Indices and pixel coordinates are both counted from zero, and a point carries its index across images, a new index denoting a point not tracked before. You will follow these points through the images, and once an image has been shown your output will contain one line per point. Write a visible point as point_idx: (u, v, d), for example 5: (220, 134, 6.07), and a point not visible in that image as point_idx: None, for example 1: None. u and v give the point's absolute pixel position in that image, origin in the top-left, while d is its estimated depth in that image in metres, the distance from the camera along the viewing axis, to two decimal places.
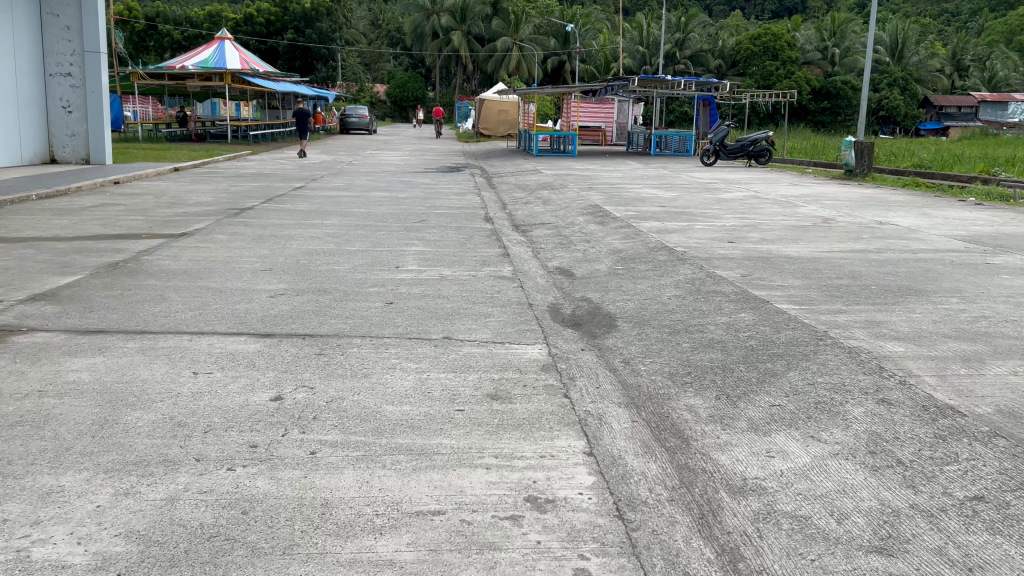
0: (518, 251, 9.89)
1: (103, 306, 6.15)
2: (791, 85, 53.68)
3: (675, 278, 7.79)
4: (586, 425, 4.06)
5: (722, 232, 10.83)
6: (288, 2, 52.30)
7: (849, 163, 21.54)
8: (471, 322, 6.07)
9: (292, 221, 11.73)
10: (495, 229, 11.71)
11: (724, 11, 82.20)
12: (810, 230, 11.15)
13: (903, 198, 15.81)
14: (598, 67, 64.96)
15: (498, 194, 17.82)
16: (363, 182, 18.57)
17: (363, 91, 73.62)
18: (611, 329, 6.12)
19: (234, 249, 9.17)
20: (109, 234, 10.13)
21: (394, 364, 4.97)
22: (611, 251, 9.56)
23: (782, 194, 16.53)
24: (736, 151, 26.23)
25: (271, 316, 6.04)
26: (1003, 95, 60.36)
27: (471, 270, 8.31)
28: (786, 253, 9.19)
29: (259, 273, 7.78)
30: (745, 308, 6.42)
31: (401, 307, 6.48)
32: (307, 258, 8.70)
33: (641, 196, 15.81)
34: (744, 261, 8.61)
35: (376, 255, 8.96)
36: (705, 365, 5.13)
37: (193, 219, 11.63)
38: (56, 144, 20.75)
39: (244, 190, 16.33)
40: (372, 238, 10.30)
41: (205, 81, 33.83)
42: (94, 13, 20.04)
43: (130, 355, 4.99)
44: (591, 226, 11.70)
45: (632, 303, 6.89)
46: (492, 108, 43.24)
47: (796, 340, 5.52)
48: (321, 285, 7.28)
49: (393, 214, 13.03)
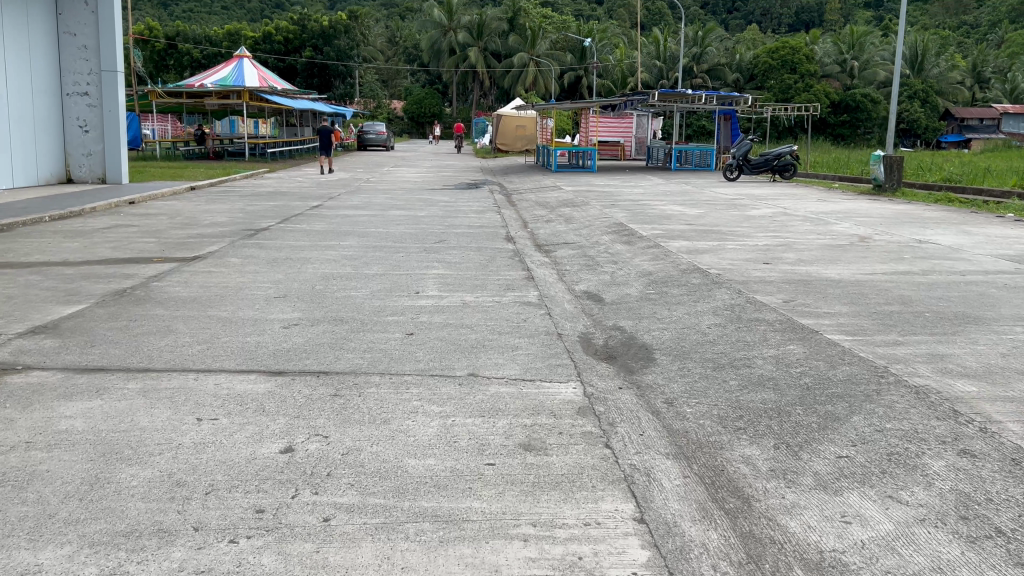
0: (542, 272, 9.45)
1: (106, 340, 5.77)
2: (810, 98, 53.05)
3: (714, 303, 7.33)
4: (633, 483, 3.61)
5: (756, 252, 10.35)
6: (306, 20, 52.43)
7: (878, 178, 20.98)
8: (497, 355, 5.64)
9: (308, 242, 11.36)
10: (517, 250, 11.29)
11: (741, 24, 81.67)
12: (847, 250, 10.65)
13: (938, 215, 15.27)
14: (615, 82, 64.67)
15: (518, 211, 17.42)
16: (381, 201, 18.24)
17: (381, 108, 73.71)
18: (650, 362, 5.68)
19: (247, 273, 8.81)
20: (120, 257, 9.80)
21: (416, 407, 4.54)
22: (640, 274, 9.10)
23: (811, 210, 16.03)
24: (760, 165, 25.72)
25: (283, 350, 5.63)
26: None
27: (495, 295, 7.89)
28: (828, 276, 8.71)
29: (272, 300, 7.39)
30: (793, 340, 5.97)
31: (423, 339, 6.05)
32: (322, 283, 8.31)
33: (666, 213, 15.34)
34: (783, 285, 8.15)
35: (395, 280, 8.57)
36: (759, 407, 4.68)
37: (207, 241, 11.30)
38: (72, 164, 20.56)
39: (260, 209, 16.04)
40: (390, 260, 9.91)
41: (223, 99, 33.77)
42: (112, 31, 19.94)
43: (129, 398, 4.57)
44: (617, 246, 11.26)
45: (670, 333, 6.43)
46: (509, 124, 42.93)
47: (854, 378, 5.06)
48: (337, 314, 6.87)
49: (413, 234, 12.65)
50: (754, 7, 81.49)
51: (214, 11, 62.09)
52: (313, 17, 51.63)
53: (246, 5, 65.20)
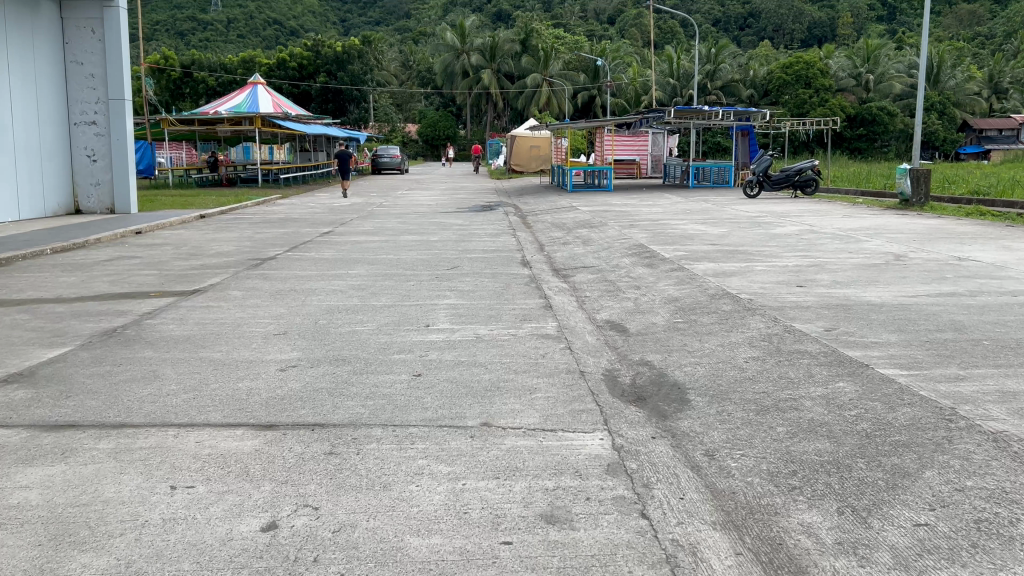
0: (560, 300, 8.90)
1: (84, 390, 5.26)
2: (827, 112, 52.37)
3: (750, 333, 6.77)
4: (676, 566, 3.04)
5: (787, 274, 9.75)
6: (320, 46, 52.48)
7: (905, 193, 20.33)
8: (512, 399, 5.09)
9: (315, 271, 10.87)
10: (533, 275, 10.75)
11: (753, 40, 81.11)
12: (883, 269, 10.04)
13: (973, 229, 14.59)
14: (629, 101, 64.18)
15: (534, 233, 16.91)
16: (394, 225, 17.77)
17: (394, 131, 73.60)
18: (684, 405, 5.10)
19: (247, 307, 8.30)
20: (118, 292, 9.35)
21: (421, 467, 3.97)
22: (665, 300, 8.52)
23: (838, 227, 15.43)
24: (781, 181, 25.11)
25: (277, 398, 5.09)
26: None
27: (510, 327, 7.33)
28: (870, 300, 8.09)
29: (271, 338, 6.88)
30: (842, 377, 5.38)
31: (432, 382, 5.48)
32: (326, 316, 7.79)
33: (687, 233, 14.77)
34: (821, 310, 7.55)
35: (404, 311, 8.05)
36: (814, 460, 4.09)
37: (210, 273, 10.83)
38: (80, 195, 20.24)
39: (269, 237, 15.62)
40: (399, 289, 9.40)
41: (235, 126, 33.56)
42: (119, 58, 19.71)
43: (98, 462, 4.04)
44: (639, 270, 10.71)
45: (704, 369, 5.85)
46: (523, 144, 42.55)
47: (919, 423, 4.44)
48: (339, 353, 6.33)
49: (425, 260, 12.14)
50: (765, 23, 80.93)
51: (230, 39, 62.27)
52: (327, 43, 51.63)
53: (261, 32, 65.39)
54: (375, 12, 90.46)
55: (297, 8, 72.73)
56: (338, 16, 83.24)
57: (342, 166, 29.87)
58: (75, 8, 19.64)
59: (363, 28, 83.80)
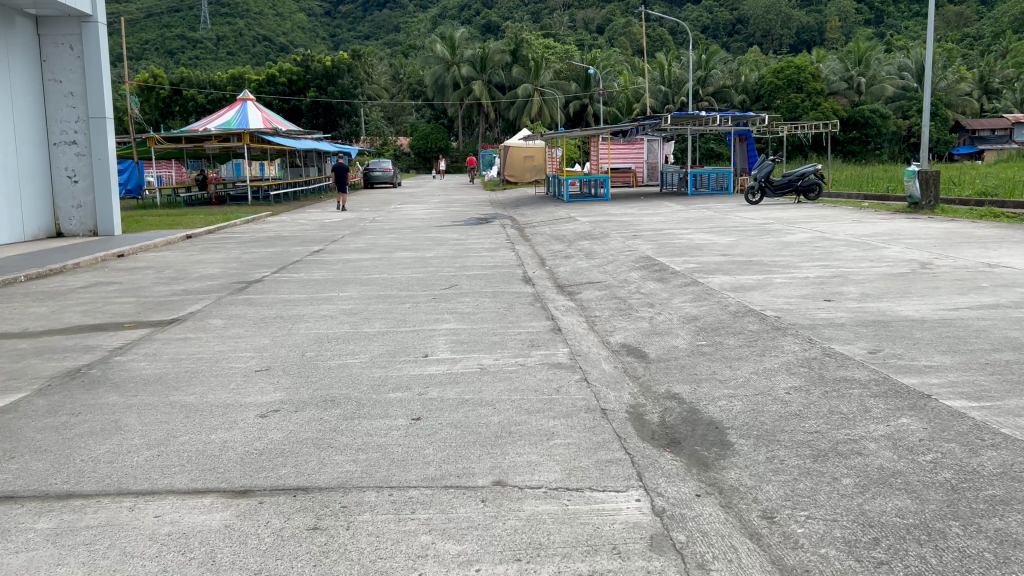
0: (569, 321, 8.20)
1: (30, 450, 4.52)
2: (819, 116, 51.92)
3: (786, 358, 6.08)
4: None
5: (810, 287, 9.11)
6: (309, 61, 51.94)
7: (913, 195, 19.67)
8: (526, 448, 4.39)
9: (304, 295, 10.17)
10: (537, 293, 10.06)
11: (741, 46, 80.69)
12: (912, 279, 9.41)
13: (991, 232, 13.97)
14: (621, 109, 63.56)
15: (533, 246, 16.24)
16: (387, 241, 17.11)
17: (386, 145, 72.91)
18: (727, 450, 4.41)
19: (229, 338, 7.59)
20: (89, 324, 8.63)
21: (425, 547, 3.28)
22: (684, 320, 7.84)
23: (851, 233, 14.82)
24: (784, 187, 24.52)
25: (254, 455, 4.39)
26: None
27: (517, 355, 6.62)
28: (908, 314, 7.42)
29: (252, 376, 6.18)
30: (905, 411, 4.69)
31: (435, 427, 4.78)
32: (314, 347, 7.08)
33: (695, 243, 14.12)
34: (859, 328, 6.87)
35: (399, 338, 7.35)
36: (898, 523, 3.40)
37: (191, 299, 10.13)
38: (61, 217, 19.53)
39: (256, 257, 14.92)
40: (394, 313, 8.72)
41: (223, 142, 32.85)
42: (99, 76, 19.06)
43: (32, 549, 3.33)
44: (650, 284, 10.05)
45: (742, 404, 5.15)
46: (517, 155, 41.89)
47: (1011, 471, 3.77)
48: (328, 393, 5.61)
49: (421, 278, 11.46)
50: (754, 29, 80.47)
51: (219, 57, 61.64)
52: (316, 58, 50.96)
53: (251, 48, 64.78)
54: (364, 27, 89.86)
55: (286, 24, 72.16)
56: (327, 32, 82.80)
57: (342, 180, 29.72)
58: (52, 25, 18.98)
59: (352, 42, 83.20)
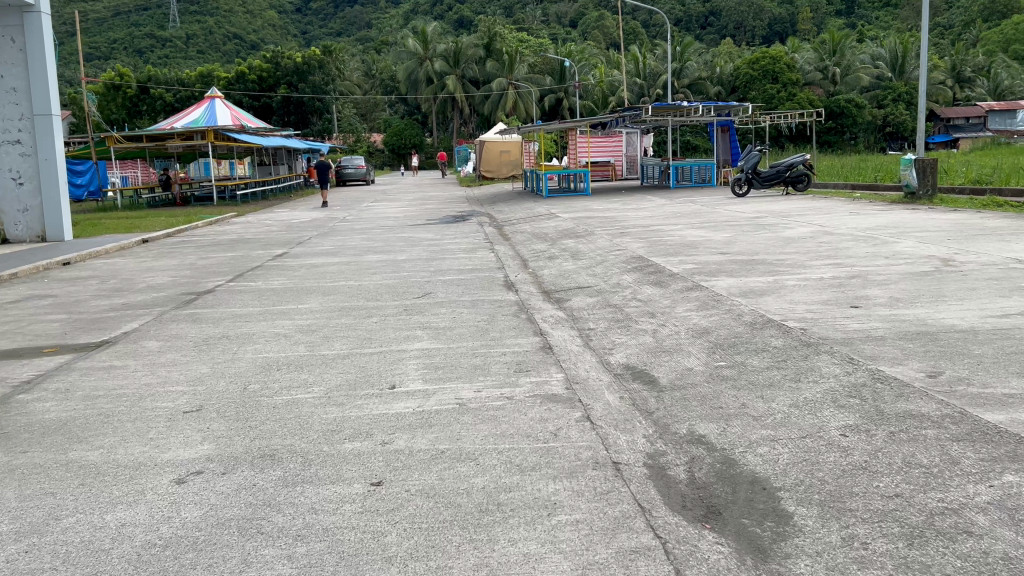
0: (561, 336, 7.12)
1: None
2: (795, 106, 51.31)
3: (829, 385, 5.04)
4: None
5: (829, 290, 8.11)
6: (279, 57, 50.47)
7: (910, 185, 18.82)
8: (522, 532, 3.29)
9: (258, 308, 9.00)
10: (520, 301, 8.98)
11: (714, 38, 79.72)
12: (940, 279, 8.43)
13: (1003, 224, 13.07)
14: (596, 102, 62.45)
15: (513, 246, 15.13)
16: (356, 243, 15.93)
17: (360, 142, 71.56)
18: (787, 527, 3.33)
19: (160, 367, 6.39)
20: (2, 350, 7.39)
21: None
22: (693, 333, 6.79)
23: (853, 227, 13.87)
24: (771, 178, 23.46)
25: (155, 551, 3.25)
26: (1009, 103, 59.71)
27: (503, 385, 5.50)
28: (954, 323, 6.40)
29: (177, 421, 4.98)
30: (1006, 464, 3.67)
31: (400, 499, 3.64)
32: (259, 379, 5.92)
33: (689, 240, 13.09)
34: (904, 343, 5.85)
35: (361, 365, 6.21)
36: None
37: (129, 316, 8.89)
38: (7, 222, 18.13)
39: (212, 264, 13.68)
40: (359, 329, 7.59)
41: (187, 140, 31.18)
42: (43, 70, 17.72)
43: None
44: (646, 290, 9.02)
45: (790, 455, 4.08)
46: (493, 150, 40.75)
47: None
48: (268, 445, 4.47)
49: (390, 286, 10.32)
50: (727, 21, 79.40)
51: (190, 55, 59.72)
52: (285, 54, 49.57)
53: (221, 46, 62.85)
54: (336, 23, 88.08)
55: (257, 21, 70.30)
56: (298, 29, 80.94)
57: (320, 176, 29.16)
58: None
59: (324, 39, 81.41)
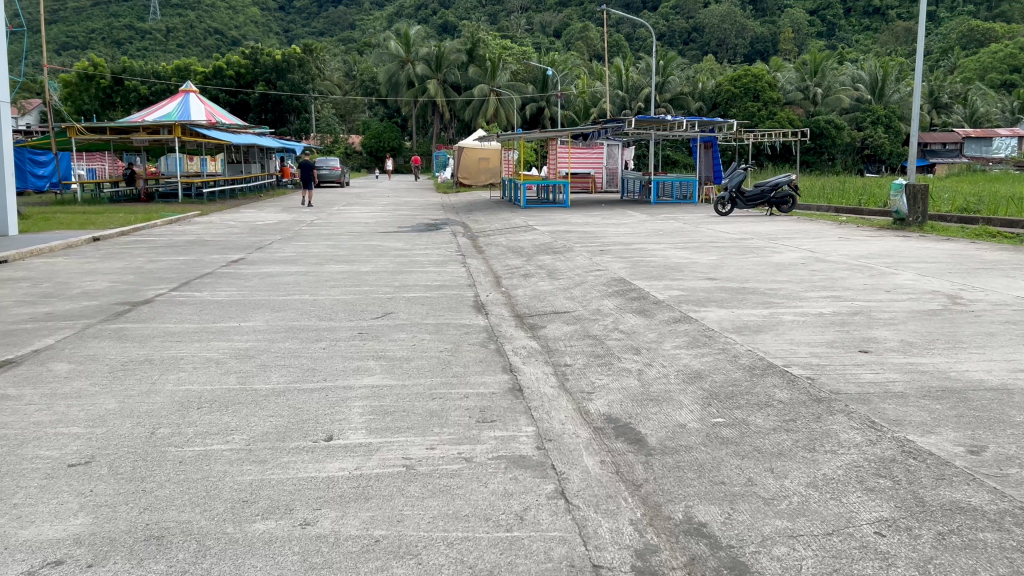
0: (534, 374, 6.23)
1: None
2: (775, 125, 51.00)
3: (851, 459, 4.19)
4: None
5: (831, 328, 7.32)
6: (258, 53, 49.23)
7: (900, 211, 18.23)
8: None
9: (195, 324, 8.03)
10: (489, 327, 8.08)
11: (697, 55, 79.04)
12: (950, 320, 7.66)
13: (1001, 257, 12.41)
14: (578, 113, 61.91)
15: (487, 260, 14.24)
16: (318, 250, 14.98)
17: (337, 143, 70.32)
18: None
19: (61, 399, 5.42)
20: None
21: None
22: (684, 377, 5.93)
23: (846, 253, 13.18)
24: (755, 198, 22.90)
25: None
26: (984, 130, 59.94)
27: (461, 441, 4.59)
28: (981, 378, 5.61)
29: (56, 480, 4.02)
30: None
31: None
32: (174, 422, 4.95)
33: (673, 262, 12.31)
34: (930, 403, 5.02)
35: (297, 406, 5.27)
36: None
37: (48, 328, 7.88)
38: None
39: (160, 267, 12.68)
40: (304, 358, 6.61)
41: (153, 134, 29.69)
42: None
43: None
44: (629, 318, 8.18)
45: (817, 562, 3.21)
46: (471, 156, 39.86)
47: None
48: (158, 523, 3.52)
49: (347, 302, 9.39)
50: (709, 38, 79.00)
51: (169, 49, 58.43)
52: (265, 50, 48.42)
53: (201, 41, 61.43)
54: (319, 23, 86.72)
55: (239, 17, 68.86)
56: (281, 27, 79.55)
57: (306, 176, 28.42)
58: None
59: (306, 38, 80.02)
